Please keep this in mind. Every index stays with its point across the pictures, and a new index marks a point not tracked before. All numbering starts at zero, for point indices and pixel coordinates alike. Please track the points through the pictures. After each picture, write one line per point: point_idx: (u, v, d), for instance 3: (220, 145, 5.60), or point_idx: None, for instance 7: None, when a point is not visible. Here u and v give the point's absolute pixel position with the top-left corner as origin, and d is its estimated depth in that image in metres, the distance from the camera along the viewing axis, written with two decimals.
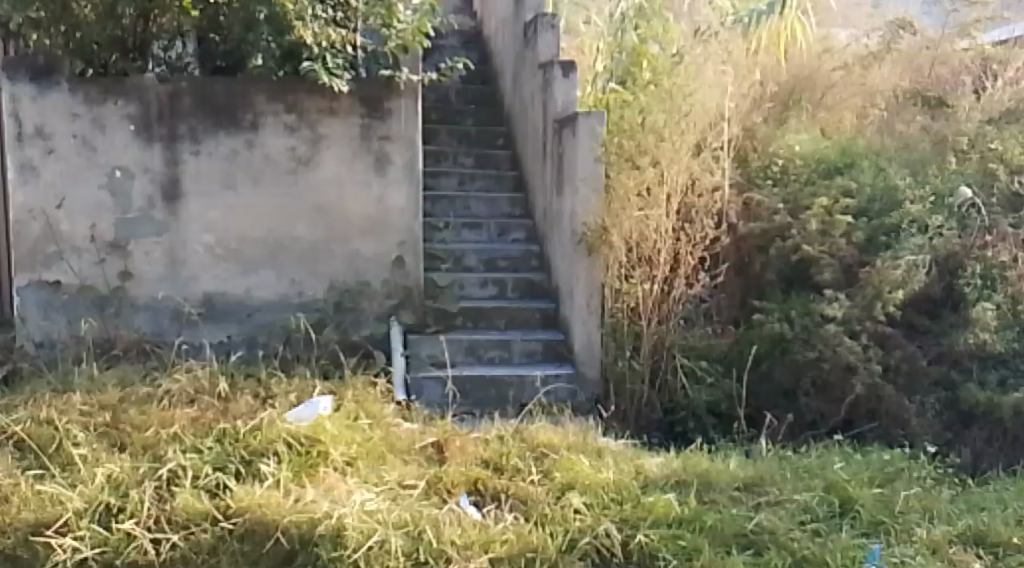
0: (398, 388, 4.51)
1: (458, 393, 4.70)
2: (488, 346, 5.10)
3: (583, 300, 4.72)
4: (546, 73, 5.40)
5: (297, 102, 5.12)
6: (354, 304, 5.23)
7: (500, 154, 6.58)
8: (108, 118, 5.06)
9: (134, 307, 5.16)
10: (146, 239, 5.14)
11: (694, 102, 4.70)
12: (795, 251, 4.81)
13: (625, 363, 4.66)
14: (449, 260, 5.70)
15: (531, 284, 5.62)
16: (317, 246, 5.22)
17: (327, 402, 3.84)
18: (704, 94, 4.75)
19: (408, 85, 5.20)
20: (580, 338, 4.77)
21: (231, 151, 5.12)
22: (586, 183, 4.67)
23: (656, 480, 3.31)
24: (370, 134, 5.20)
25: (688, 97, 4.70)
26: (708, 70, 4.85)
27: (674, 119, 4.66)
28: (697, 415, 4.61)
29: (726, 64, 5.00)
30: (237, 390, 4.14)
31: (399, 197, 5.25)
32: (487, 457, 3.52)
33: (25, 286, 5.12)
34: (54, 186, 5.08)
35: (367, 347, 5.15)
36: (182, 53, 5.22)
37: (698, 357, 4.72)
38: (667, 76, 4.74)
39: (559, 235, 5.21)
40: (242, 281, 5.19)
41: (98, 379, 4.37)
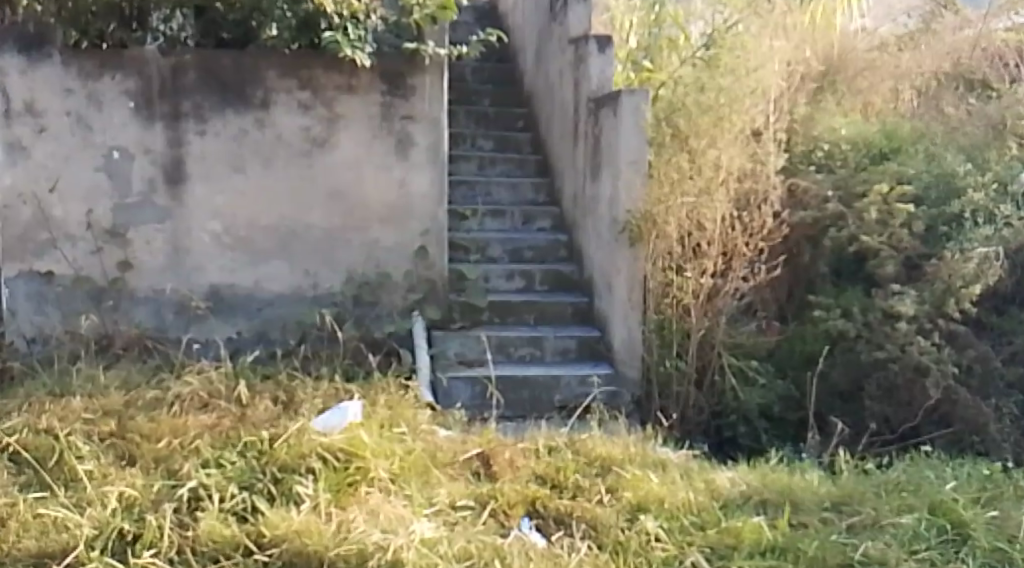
0: (426, 391, 4.21)
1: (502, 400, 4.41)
2: (518, 343, 4.77)
3: (624, 294, 4.42)
4: (581, 48, 5.12)
5: (312, 78, 4.74)
6: (374, 298, 4.86)
7: (521, 137, 6.27)
8: (105, 93, 4.66)
9: (134, 300, 4.78)
10: (147, 226, 4.74)
11: (754, 81, 4.37)
12: (852, 242, 4.51)
13: (672, 363, 4.36)
14: (473, 249, 5.35)
15: (560, 276, 5.28)
16: (333, 234, 4.84)
17: (357, 408, 3.49)
18: (764, 71, 4.45)
19: (433, 60, 4.81)
20: (621, 335, 4.46)
21: (240, 131, 4.73)
22: (630, 166, 4.33)
23: (731, 497, 2.96)
24: (391, 113, 4.81)
25: (752, 73, 4.38)
26: (762, 45, 4.54)
27: (730, 99, 4.30)
28: (747, 419, 4.32)
29: (777, 40, 4.67)
30: (255, 393, 3.78)
31: (423, 181, 4.87)
32: (543, 472, 3.15)
33: (14, 277, 4.71)
34: (46, 167, 4.66)
35: (391, 344, 4.69)
36: (183, 25, 4.76)
37: (745, 356, 4.44)
38: (726, 50, 4.42)
39: (597, 224, 4.87)
40: (251, 273, 4.81)
41: (99, 381, 4.00)
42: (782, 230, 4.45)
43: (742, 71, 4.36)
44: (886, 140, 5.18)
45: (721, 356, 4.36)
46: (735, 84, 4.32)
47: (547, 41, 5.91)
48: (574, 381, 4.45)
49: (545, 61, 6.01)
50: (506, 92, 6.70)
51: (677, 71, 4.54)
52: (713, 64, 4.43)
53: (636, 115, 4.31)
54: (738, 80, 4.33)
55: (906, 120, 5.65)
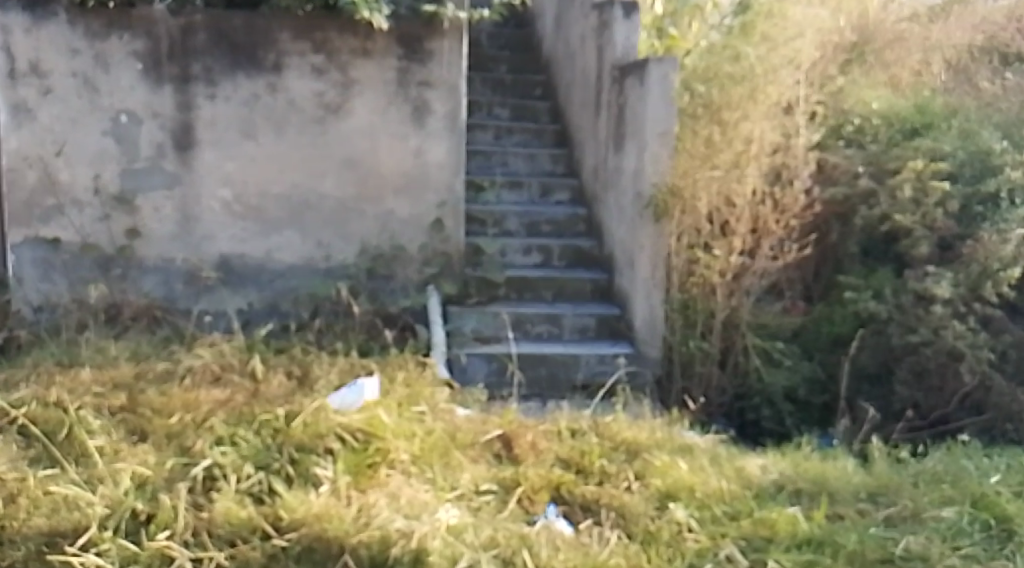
0: (441, 364, 4.11)
1: (523, 380, 4.33)
2: (535, 320, 4.66)
3: (646, 271, 4.29)
4: (607, 14, 4.96)
5: (326, 41, 4.57)
6: (389, 271, 4.74)
7: (539, 105, 6.11)
8: (113, 55, 4.51)
9: (143, 268, 4.66)
10: (156, 192, 4.62)
11: (791, 50, 4.25)
12: (883, 221, 4.41)
13: (696, 345, 4.26)
14: (489, 222, 5.23)
15: (579, 251, 5.15)
16: (347, 204, 4.71)
17: (374, 386, 3.41)
18: (800, 41, 4.32)
19: (452, 24, 4.63)
20: (642, 313, 4.35)
21: (253, 96, 4.58)
22: (657, 138, 4.15)
23: (762, 486, 2.85)
24: (408, 79, 4.66)
25: (788, 42, 4.26)
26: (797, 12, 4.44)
27: (765, 69, 4.17)
28: (771, 401, 4.22)
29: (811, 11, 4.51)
30: (269, 368, 3.67)
31: (439, 151, 4.73)
32: (567, 456, 3.03)
33: (20, 243, 4.60)
34: (52, 130, 4.53)
35: (406, 319, 4.61)
36: None
37: (769, 337, 4.35)
38: (763, 17, 4.28)
39: (620, 198, 4.74)
40: (263, 243, 4.69)
41: (108, 352, 3.90)
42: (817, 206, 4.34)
43: (778, 39, 4.24)
44: (917, 114, 5.02)
45: (746, 338, 4.26)
46: (770, 55, 4.20)
47: (569, 7, 5.74)
48: (593, 359, 4.35)
49: (566, 27, 5.84)
50: (523, 59, 6.53)
51: (706, 41, 4.38)
52: (746, 32, 4.27)
53: (664, 84, 4.13)
54: (773, 50, 4.21)
55: (938, 93, 5.47)
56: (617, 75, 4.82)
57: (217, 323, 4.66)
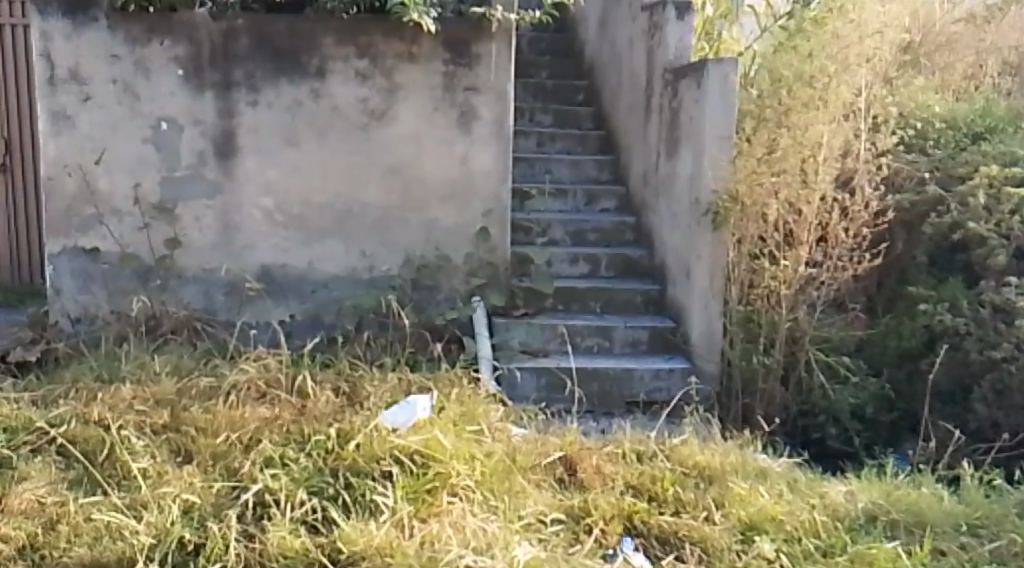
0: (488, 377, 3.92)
1: (584, 397, 4.20)
2: (585, 333, 4.46)
3: (704, 280, 4.16)
4: (658, 15, 4.79)
5: (370, 45, 4.43)
6: (433, 281, 4.56)
7: (582, 111, 5.93)
8: (153, 60, 4.40)
9: (183, 279, 4.55)
10: (196, 201, 4.50)
11: (871, 47, 4.00)
12: (955, 229, 4.21)
13: (759, 360, 4.08)
14: (534, 230, 5.05)
15: (628, 260, 4.94)
16: (391, 213, 4.56)
17: (426, 402, 3.25)
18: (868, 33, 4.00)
19: (501, 26, 4.46)
20: (698, 325, 4.22)
21: (295, 101, 4.46)
22: (717, 141, 4.03)
23: (850, 516, 2.67)
24: (454, 84, 4.50)
25: (861, 36, 3.97)
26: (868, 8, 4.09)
27: (841, 67, 3.93)
28: (837, 419, 4.04)
29: (887, 5, 4.24)
30: (315, 383, 3.52)
31: (486, 157, 4.57)
32: (636, 482, 2.85)
33: (59, 253, 4.50)
34: (91, 138, 4.43)
35: (452, 331, 4.39)
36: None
37: (828, 352, 4.20)
38: (835, 14, 4.00)
39: (673, 206, 4.56)
40: (305, 253, 4.56)
41: (149, 366, 3.77)
42: (890, 215, 4.14)
43: (853, 36, 3.95)
44: (982, 118, 4.80)
45: (805, 353, 4.10)
46: (844, 52, 3.95)
47: (615, 9, 5.56)
48: (648, 375, 4.21)
49: (611, 30, 5.67)
50: (564, 64, 6.35)
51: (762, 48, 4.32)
52: (811, 32, 4.04)
53: (724, 85, 4.02)
54: (849, 47, 3.95)
55: (1001, 97, 5.24)
56: (670, 78, 4.64)
57: (261, 336, 4.54)
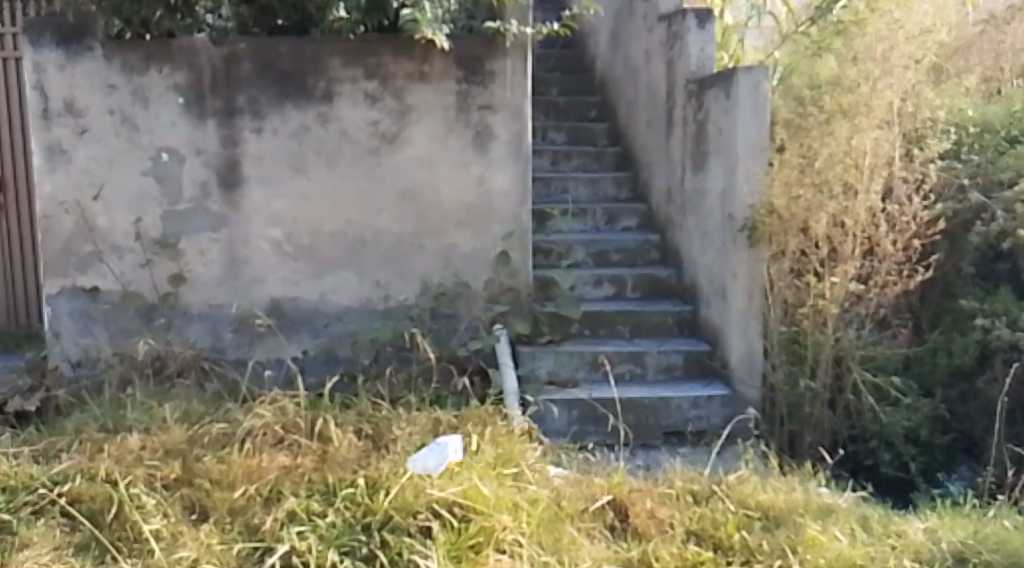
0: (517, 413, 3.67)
1: (630, 431, 3.96)
2: (616, 360, 4.22)
3: (742, 301, 3.97)
4: (677, 24, 4.58)
5: (379, 65, 4.22)
6: (452, 310, 4.31)
7: (596, 127, 5.72)
8: (152, 89, 4.19)
9: (189, 317, 4.33)
10: (200, 235, 4.28)
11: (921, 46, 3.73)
12: (1003, 238, 3.99)
13: (806, 386, 3.87)
14: (555, 253, 4.81)
15: (654, 280, 4.70)
16: (406, 240, 4.33)
17: (457, 444, 3.01)
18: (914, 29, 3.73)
19: (516, 41, 4.25)
20: (737, 348, 4.02)
21: (302, 127, 4.24)
22: (750, 154, 3.83)
23: (937, 558, 2.47)
24: (468, 103, 4.28)
25: (909, 36, 3.72)
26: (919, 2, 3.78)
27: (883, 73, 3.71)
28: (890, 444, 3.85)
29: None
30: (336, 426, 3.27)
31: (504, 178, 4.34)
32: (697, 528, 2.63)
33: (57, 293, 4.28)
34: (88, 172, 4.22)
35: (475, 362, 4.12)
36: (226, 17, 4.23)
37: (877, 372, 3.97)
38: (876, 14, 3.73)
39: (704, 222, 4.34)
40: (316, 285, 4.33)
41: (155, 412, 3.52)
42: (942, 224, 3.89)
43: (897, 36, 3.71)
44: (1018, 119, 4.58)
45: (853, 374, 3.87)
46: (886, 57, 3.72)
47: (629, 21, 5.36)
48: (686, 403, 3.99)
49: (625, 43, 5.46)
50: (574, 80, 6.14)
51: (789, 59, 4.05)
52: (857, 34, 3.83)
53: (756, 95, 3.82)
54: (894, 49, 3.71)
55: None
56: (694, 89, 4.43)
57: (276, 376, 4.31)
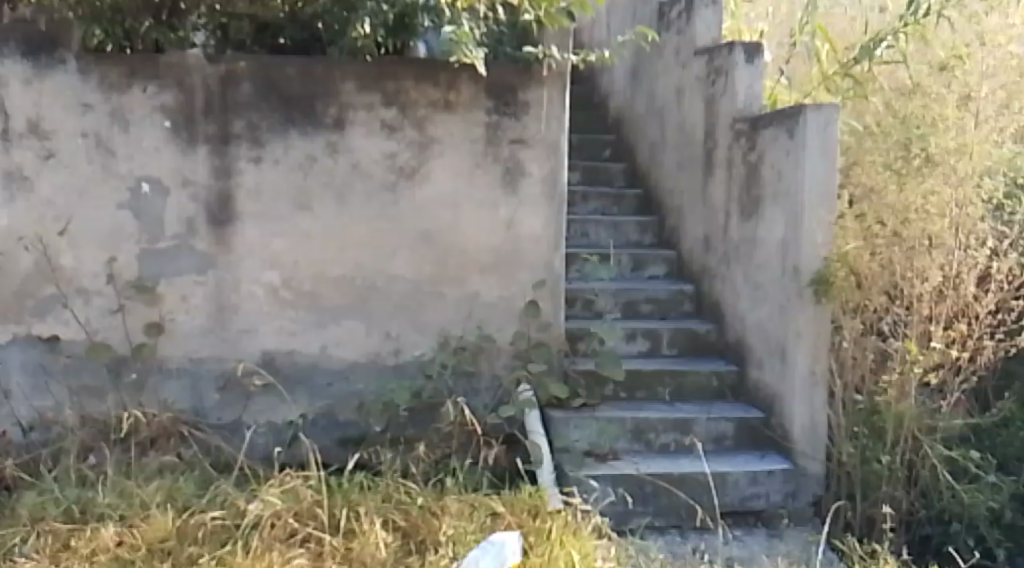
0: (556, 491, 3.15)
1: (682, 514, 3.46)
2: (661, 429, 3.70)
3: (808, 365, 3.51)
4: (722, 59, 4.17)
5: (399, 92, 3.73)
6: (474, 367, 3.77)
7: (613, 167, 5.26)
8: (134, 109, 3.63)
9: (166, 373, 3.72)
10: (184, 278, 3.70)
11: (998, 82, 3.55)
12: None
13: (882, 463, 3.38)
14: (580, 301, 4.31)
15: (694, 336, 4.20)
16: (422, 288, 3.80)
17: (515, 543, 2.48)
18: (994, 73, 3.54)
19: (555, 69, 3.80)
20: (801, 418, 3.53)
21: (307, 157, 3.71)
22: (820, 201, 3.43)
23: None
24: (499, 136, 3.80)
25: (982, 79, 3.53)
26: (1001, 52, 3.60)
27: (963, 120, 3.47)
28: (976, 529, 3.35)
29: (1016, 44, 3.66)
30: (362, 517, 2.73)
31: (536, 220, 3.85)
32: None
33: (8, 343, 3.65)
34: (54, 204, 3.63)
35: (506, 430, 3.58)
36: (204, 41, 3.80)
37: (950, 445, 3.48)
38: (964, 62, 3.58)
39: (756, 275, 3.88)
40: (317, 337, 3.76)
41: (131, 495, 2.92)
42: None
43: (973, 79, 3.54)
44: None
45: (927, 448, 3.38)
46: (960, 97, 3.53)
47: (655, 55, 4.95)
48: (744, 479, 3.49)
49: (649, 78, 5.05)
50: (586, 117, 5.69)
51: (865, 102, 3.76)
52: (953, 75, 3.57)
53: (825, 137, 3.43)
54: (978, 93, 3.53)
55: None
56: (743, 128, 4.00)
57: (291, 455, 3.70)
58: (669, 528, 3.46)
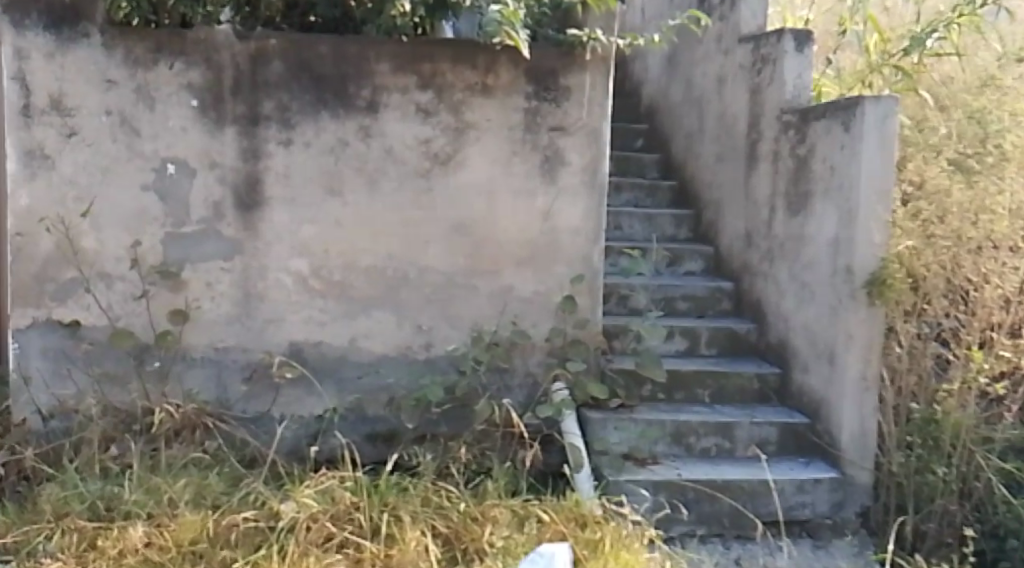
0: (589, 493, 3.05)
1: (725, 523, 3.32)
2: (702, 432, 3.56)
3: (858, 369, 3.37)
4: (769, 46, 4.01)
5: (436, 74, 3.58)
6: (507, 363, 3.64)
7: (646, 157, 5.11)
8: (160, 87, 3.48)
9: (189, 362, 3.59)
10: (210, 264, 3.56)
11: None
12: None
13: (935, 474, 3.24)
14: (615, 296, 4.17)
15: (733, 335, 4.06)
16: (455, 280, 3.66)
17: (565, 556, 2.35)
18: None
19: (600, 53, 3.64)
20: (849, 424, 3.40)
21: (339, 142, 3.56)
22: (877, 198, 3.28)
23: None
24: (538, 122, 3.65)
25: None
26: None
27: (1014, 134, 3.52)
28: None
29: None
30: (401, 522, 2.66)
31: (574, 212, 3.71)
32: None
33: (26, 328, 3.51)
34: (76, 183, 3.49)
35: (543, 432, 3.47)
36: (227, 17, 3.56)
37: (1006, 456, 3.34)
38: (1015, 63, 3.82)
39: (803, 273, 3.74)
40: (346, 328, 3.63)
41: (158, 492, 2.80)
42: None
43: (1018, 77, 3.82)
44: None
45: (982, 459, 3.24)
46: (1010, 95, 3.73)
47: (695, 42, 4.79)
48: (789, 487, 3.36)
49: (687, 66, 4.89)
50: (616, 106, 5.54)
51: None
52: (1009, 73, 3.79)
53: (882, 130, 3.27)
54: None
55: None
56: (791, 120, 3.84)
57: (320, 451, 3.57)
58: (711, 537, 3.33)
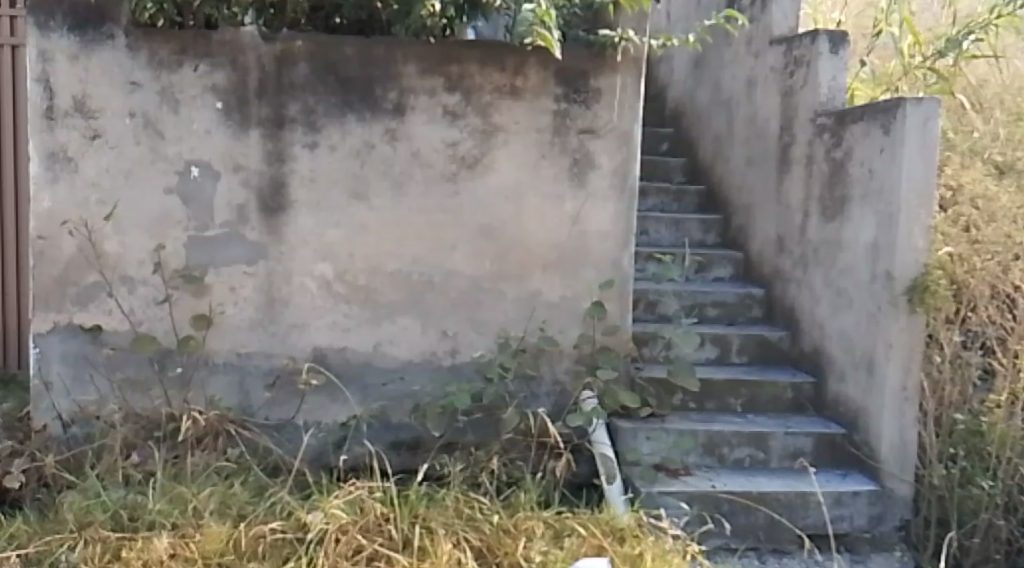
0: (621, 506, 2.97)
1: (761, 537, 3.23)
2: (735, 442, 3.47)
3: (898, 378, 3.28)
4: (801, 48, 3.92)
5: (463, 76, 3.51)
6: (535, 370, 3.56)
7: (672, 162, 5.03)
8: (184, 89, 3.43)
9: (212, 368, 3.53)
10: (234, 268, 3.50)
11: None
12: None
13: (979, 487, 3.13)
14: (644, 302, 4.09)
15: (764, 343, 3.97)
16: (481, 285, 3.59)
17: None
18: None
19: (632, 54, 3.57)
20: (888, 435, 3.31)
21: (365, 145, 3.50)
22: (917, 203, 3.19)
23: None
24: (568, 125, 3.58)
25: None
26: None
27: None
28: None
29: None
30: (432, 534, 2.62)
31: (603, 216, 3.63)
32: None
33: (48, 332, 3.46)
34: (99, 186, 3.44)
35: (574, 441, 3.38)
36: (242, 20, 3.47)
37: None
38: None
39: (839, 280, 3.64)
40: (371, 334, 3.57)
41: (182, 501, 2.74)
42: None
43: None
44: None
45: None
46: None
47: (723, 44, 4.71)
48: (827, 500, 3.27)
49: (715, 69, 4.81)
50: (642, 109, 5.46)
51: None
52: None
53: (924, 134, 3.19)
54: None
55: None
56: (826, 123, 3.75)
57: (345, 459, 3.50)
58: (746, 551, 3.23)
